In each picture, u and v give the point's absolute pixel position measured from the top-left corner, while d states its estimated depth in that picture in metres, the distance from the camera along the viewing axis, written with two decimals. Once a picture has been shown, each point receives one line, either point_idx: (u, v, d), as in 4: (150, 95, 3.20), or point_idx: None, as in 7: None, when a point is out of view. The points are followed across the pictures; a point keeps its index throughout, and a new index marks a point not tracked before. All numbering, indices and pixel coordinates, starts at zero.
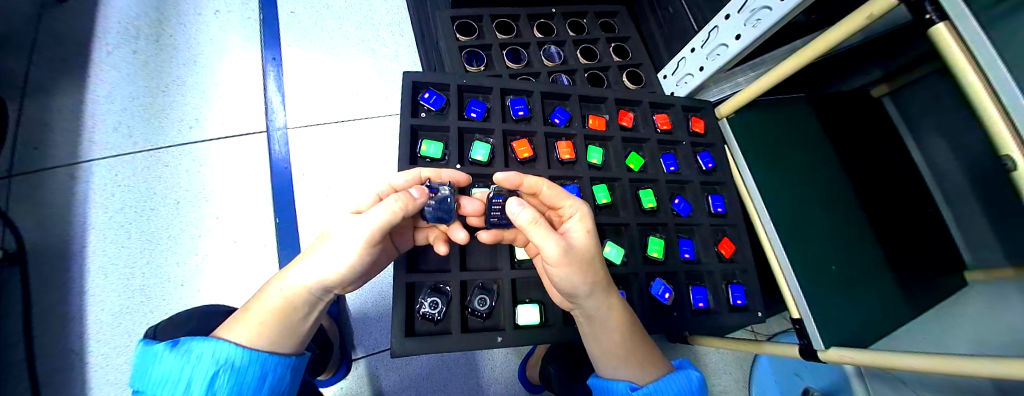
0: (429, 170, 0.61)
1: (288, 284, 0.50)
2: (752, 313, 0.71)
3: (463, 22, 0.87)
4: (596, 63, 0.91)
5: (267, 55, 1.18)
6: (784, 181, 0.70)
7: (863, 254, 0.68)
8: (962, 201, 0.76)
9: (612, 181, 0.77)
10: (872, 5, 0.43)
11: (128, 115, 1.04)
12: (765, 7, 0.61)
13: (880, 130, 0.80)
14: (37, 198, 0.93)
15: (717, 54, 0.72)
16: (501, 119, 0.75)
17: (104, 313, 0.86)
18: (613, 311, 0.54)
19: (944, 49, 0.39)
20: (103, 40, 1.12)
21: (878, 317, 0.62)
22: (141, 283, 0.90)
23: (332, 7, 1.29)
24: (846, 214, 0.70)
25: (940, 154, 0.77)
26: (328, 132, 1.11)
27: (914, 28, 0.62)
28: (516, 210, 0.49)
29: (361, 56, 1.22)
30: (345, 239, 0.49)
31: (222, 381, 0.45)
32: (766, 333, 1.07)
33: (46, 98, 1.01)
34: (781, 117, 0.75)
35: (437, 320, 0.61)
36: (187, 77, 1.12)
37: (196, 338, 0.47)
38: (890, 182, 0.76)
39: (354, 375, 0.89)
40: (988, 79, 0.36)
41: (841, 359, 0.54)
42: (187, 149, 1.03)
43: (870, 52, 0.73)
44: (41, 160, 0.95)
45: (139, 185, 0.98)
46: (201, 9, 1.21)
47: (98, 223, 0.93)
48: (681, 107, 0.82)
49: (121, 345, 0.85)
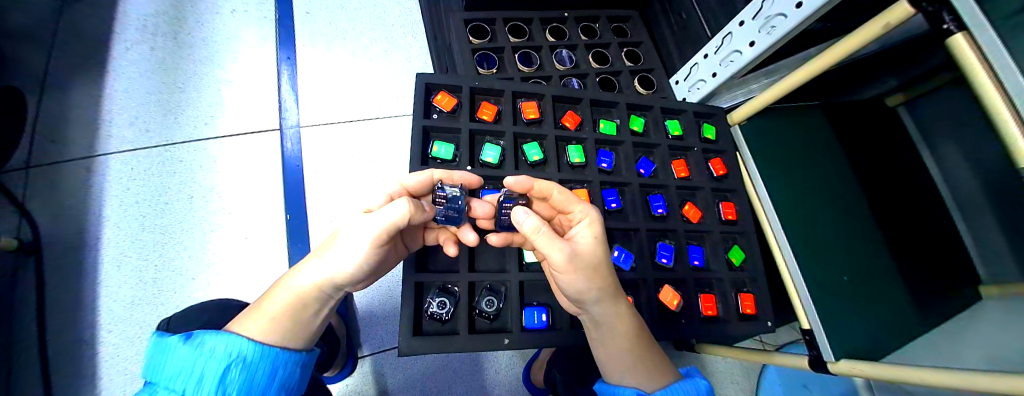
0: (441, 171, 0.61)
1: (299, 282, 0.50)
2: (761, 322, 0.71)
3: (476, 25, 0.88)
4: (607, 68, 0.90)
5: (281, 54, 1.19)
6: (797, 190, 0.69)
7: (876, 265, 0.67)
8: (978, 214, 0.74)
9: (621, 186, 0.77)
10: (889, 14, 0.44)
11: (145, 111, 1.06)
12: (780, 14, 0.60)
13: (894, 140, 0.79)
14: (53, 190, 0.94)
15: (730, 60, 0.72)
16: (513, 122, 0.75)
17: (116, 304, 0.88)
18: (620, 318, 0.53)
19: (962, 58, 0.39)
20: (122, 36, 1.14)
21: (889, 329, 0.62)
22: (153, 275, 0.92)
23: (346, 7, 1.30)
24: (858, 225, 0.69)
25: (955, 166, 0.76)
26: (340, 132, 1.12)
27: (928, 40, 0.61)
28: (522, 218, 0.50)
29: (374, 57, 1.24)
30: (357, 239, 0.50)
31: (233, 374, 0.46)
32: (775, 343, 1.06)
33: (65, 93, 1.03)
34: (792, 126, 0.74)
35: (445, 320, 0.62)
36: (202, 74, 1.13)
37: (209, 331, 0.47)
38: (904, 193, 0.75)
39: (359, 373, 0.90)
40: (1002, 84, 0.36)
41: (850, 370, 0.54)
42: (201, 145, 1.05)
43: (883, 63, 0.72)
44: (58, 153, 0.97)
45: (153, 179, 1.00)
46: (217, 8, 1.23)
47: (113, 216, 0.95)
48: (692, 113, 0.82)
49: (133, 336, 0.86)
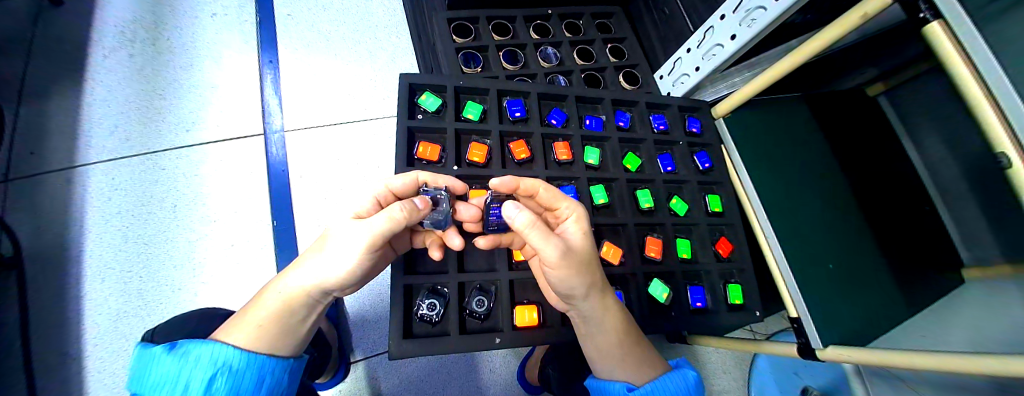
0: (427, 174, 0.61)
1: (285, 288, 0.50)
2: (749, 312, 0.71)
3: (460, 23, 0.88)
4: (592, 64, 0.91)
5: (265, 58, 1.18)
6: (781, 182, 0.70)
7: (860, 252, 0.68)
8: (957, 199, 0.76)
9: (610, 182, 0.78)
10: (868, 2, 0.43)
11: (125, 119, 1.04)
12: (760, 7, 0.61)
13: (875, 129, 0.80)
14: (33, 202, 0.92)
15: (712, 54, 0.73)
16: (498, 120, 0.75)
17: (100, 318, 0.86)
18: (608, 313, 0.54)
19: (939, 48, 0.39)
20: (100, 43, 1.11)
21: (877, 316, 0.63)
22: (139, 287, 0.90)
23: (329, 9, 1.29)
24: (843, 214, 0.70)
25: (935, 154, 0.77)
26: (327, 135, 1.11)
27: (906, 30, 0.62)
28: (514, 213, 0.47)
29: (358, 59, 1.23)
30: (342, 243, 0.49)
31: (219, 383, 0.45)
32: (765, 332, 1.08)
33: (43, 102, 1.01)
34: (775, 117, 0.75)
35: (435, 322, 0.61)
36: (184, 80, 1.12)
37: (194, 340, 0.47)
38: (885, 181, 0.77)
39: (353, 378, 0.89)
40: (983, 78, 0.37)
41: (838, 357, 0.55)
42: (185, 152, 1.03)
43: (863, 54, 0.73)
44: (37, 164, 0.95)
45: (136, 189, 0.98)
46: (197, 13, 1.21)
47: (94, 227, 0.93)
48: (677, 107, 0.82)
49: (119, 349, 0.84)
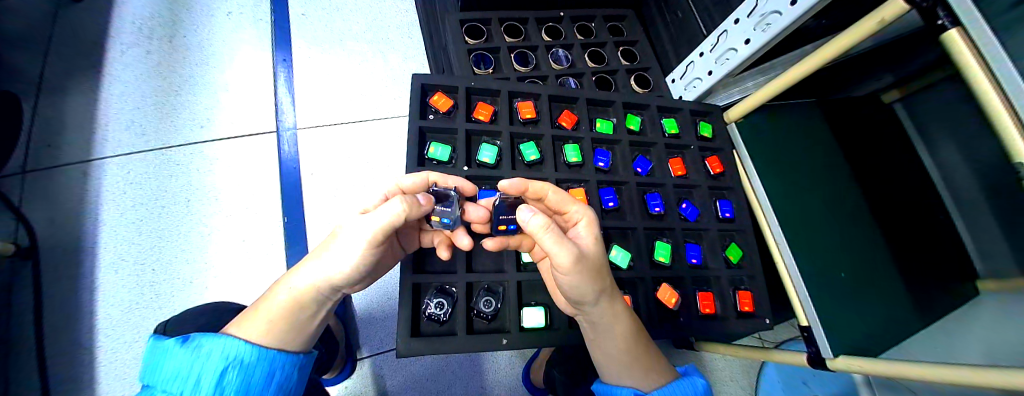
0: (437, 174, 0.61)
1: (294, 284, 0.50)
2: (759, 320, 0.70)
3: (472, 25, 0.88)
4: (603, 66, 0.91)
5: (278, 56, 1.19)
6: (794, 188, 0.69)
7: (874, 260, 0.67)
8: (972, 209, 0.75)
9: (619, 185, 0.77)
10: (883, 10, 0.43)
11: (140, 115, 1.06)
12: (775, 12, 0.60)
13: (890, 137, 0.79)
14: (48, 194, 0.94)
15: (726, 58, 0.72)
16: (509, 121, 0.75)
17: (113, 309, 0.87)
18: (617, 317, 0.54)
19: (957, 55, 0.39)
20: (117, 40, 1.13)
21: (888, 326, 0.62)
22: (151, 279, 0.91)
23: (343, 9, 1.30)
24: (856, 221, 0.69)
25: (951, 163, 0.76)
26: (339, 133, 1.12)
27: (924, 37, 0.62)
28: (528, 217, 0.47)
29: (370, 59, 1.23)
30: (350, 240, 0.49)
31: (231, 376, 0.46)
32: (774, 340, 1.06)
33: (61, 98, 1.03)
34: (789, 122, 0.74)
35: (443, 321, 0.62)
36: (199, 77, 1.13)
37: (207, 334, 0.47)
38: (899, 189, 0.76)
39: (359, 375, 0.90)
40: (1001, 86, 0.36)
41: (847, 366, 0.54)
42: (198, 148, 1.05)
43: (878, 61, 0.72)
44: (52, 158, 0.97)
45: (151, 183, 0.99)
46: (213, 11, 1.23)
47: (110, 220, 0.95)
48: (688, 111, 0.82)
49: (130, 341, 0.86)
